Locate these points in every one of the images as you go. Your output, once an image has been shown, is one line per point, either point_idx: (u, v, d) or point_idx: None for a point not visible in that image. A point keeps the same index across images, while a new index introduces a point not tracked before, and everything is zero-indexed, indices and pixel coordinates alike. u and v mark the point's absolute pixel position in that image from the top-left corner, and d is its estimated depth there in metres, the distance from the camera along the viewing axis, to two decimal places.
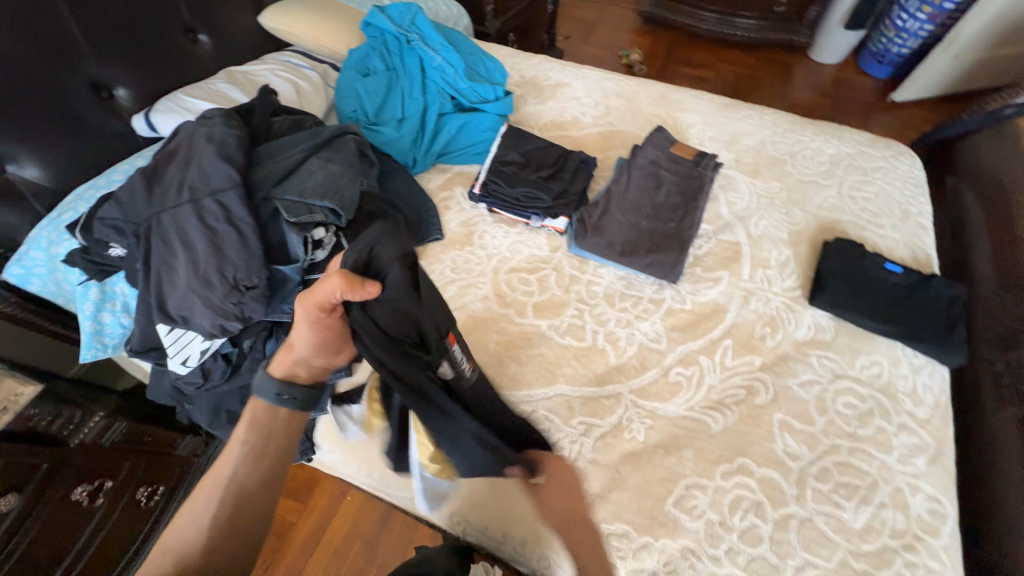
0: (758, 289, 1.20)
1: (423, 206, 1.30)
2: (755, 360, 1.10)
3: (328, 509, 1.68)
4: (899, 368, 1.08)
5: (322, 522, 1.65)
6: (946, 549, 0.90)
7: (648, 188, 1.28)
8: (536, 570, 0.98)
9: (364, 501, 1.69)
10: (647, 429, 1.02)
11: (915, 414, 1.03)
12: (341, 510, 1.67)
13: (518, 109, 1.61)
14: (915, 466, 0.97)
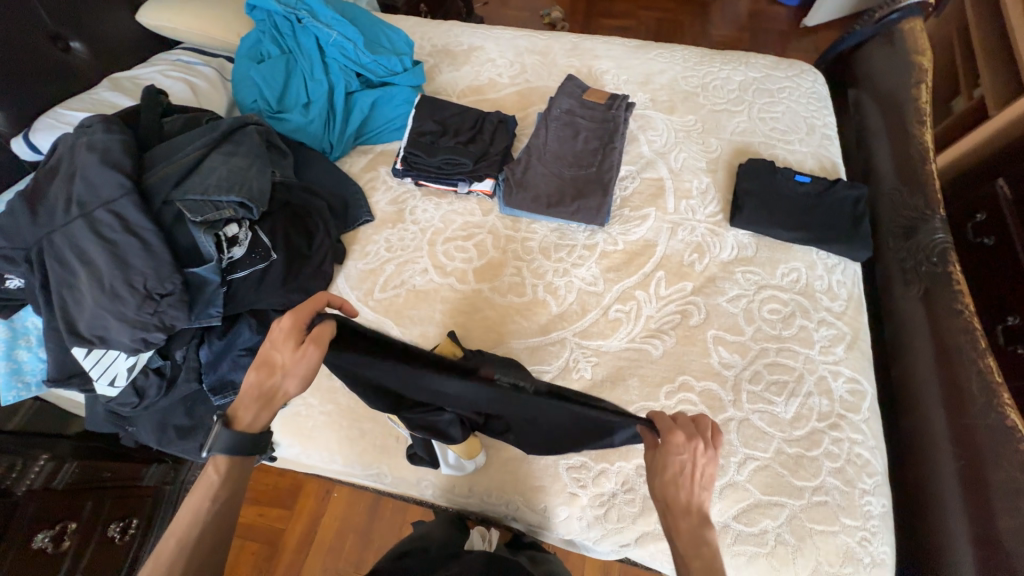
0: (683, 220, 1.25)
1: (348, 189, 1.27)
2: (686, 286, 1.15)
3: (316, 509, 1.68)
4: (815, 271, 1.16)
5: (312, 523, 1.66)
6: (866, 422, 0.99)
7: (565, 137, 1.30)
8: (507, 515, 1.02)
9: (351, 495, 1.70)
10: (594, 366, 1.06)
11: (832, 308, 1.11)
12: (329, 507, 1.68)
13: (432, 78, 1.57)
14: (836, 354, 1.06)
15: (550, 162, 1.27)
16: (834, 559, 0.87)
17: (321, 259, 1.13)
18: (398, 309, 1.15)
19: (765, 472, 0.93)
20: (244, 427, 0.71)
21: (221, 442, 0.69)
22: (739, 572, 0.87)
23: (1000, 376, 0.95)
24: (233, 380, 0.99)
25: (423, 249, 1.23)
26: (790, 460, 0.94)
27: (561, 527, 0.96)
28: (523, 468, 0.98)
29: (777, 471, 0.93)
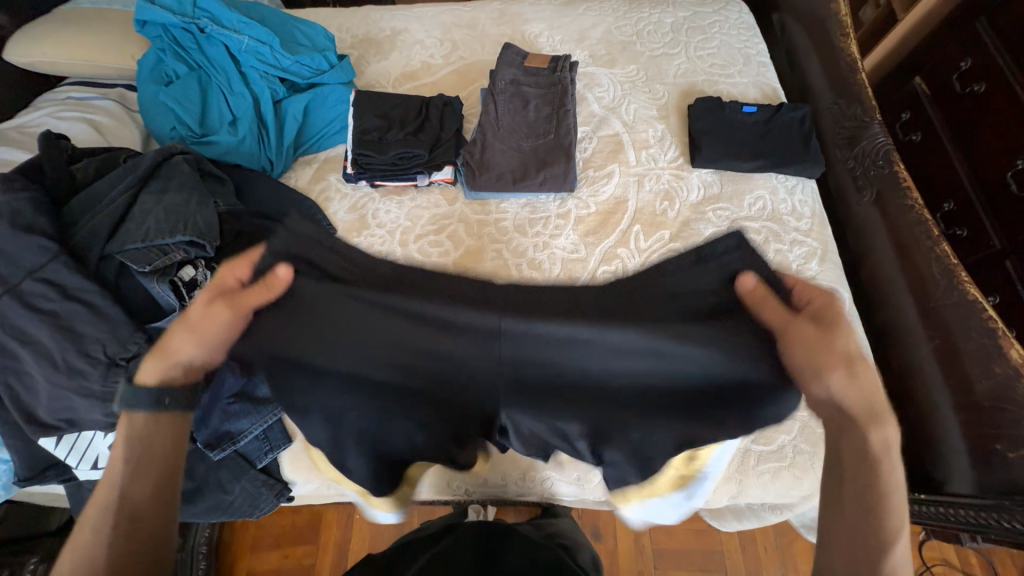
0: (648, 170, 1.26)
1: (301, 205, 1.20)
2: (664, 234, 1.17)
3: (341, 535, 1.64)
4: (778, 196, 1.20)
5: (341, 551, 1.62)
6: (850, 325, 1.06)
7: (516, 109, 1.26)
8: (543, 494, 1.03)
9: (375, 512, 1.68)
10: None
11: (800, 228, 1.17)
12: (355, 530, 1.65)
13: (362, 71, 1.47)
14: (811, 270, 1.11)
15: (506, 136, 1.23)
16: None
17: None
18: None
19: None
20: (143, 380, 0.65)
21: (127, 395, 0.65)
22: (767, 489, 0.94)
23: (957, 258, 1.04)
24: (230, 431, 0.93)
25: (397, 252, 1.18)
26: None
27: (592, 491, 1.00)
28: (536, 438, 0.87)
29: None
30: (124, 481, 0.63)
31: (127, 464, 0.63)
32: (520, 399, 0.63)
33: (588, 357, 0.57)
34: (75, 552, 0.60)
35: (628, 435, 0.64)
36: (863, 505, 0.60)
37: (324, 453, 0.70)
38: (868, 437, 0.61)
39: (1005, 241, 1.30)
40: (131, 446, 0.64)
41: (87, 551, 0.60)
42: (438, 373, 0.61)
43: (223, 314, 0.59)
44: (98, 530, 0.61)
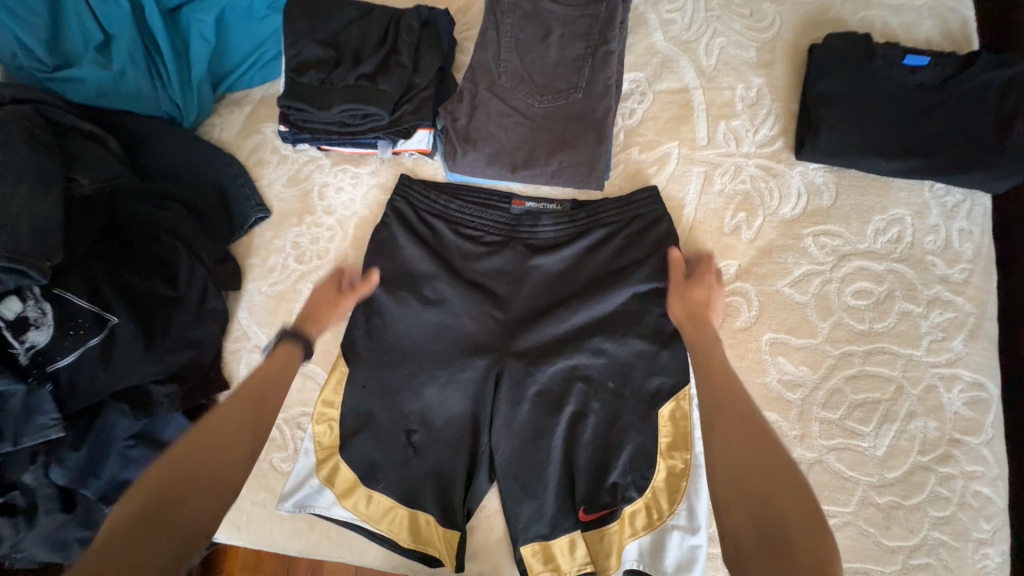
0: (723, 156, 0.82)
1: (223, 176, 0.88)
2: (730, 266, 0.79)
3: None
4: (925, 220, 0.77)
5: None
6: (990, 445, 0.70)
7: (529, 43, 0.79)
8: None
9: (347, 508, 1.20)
10: (600, 408, 0.75)
11: (949, 278, 0.75)
12: None
13: None
14: (951, 350, 0.73)
15: (510, 90, 0.79)
16: None
17: (198, 298, 0.80)
18: (327, 348, 0.85)
19: (844, 532, 0.69)
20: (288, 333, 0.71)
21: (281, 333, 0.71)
22: None
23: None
24: (131, 479, 0.77)
25: (349, 254, 0.88)
26: (879, 515, 0.69)
27: None
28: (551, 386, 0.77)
29: (861, 530, 0.69)
30: (262, 389, 0.63)
31: (259, 382, 0.63)
32: (544, 304, 0.80)
33: (582, 254, 0.81)
34: (225, 407, 0.60)
35: (605, 346, 0.77)
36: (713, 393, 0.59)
37: (376, 388, 0.79)
38: (704, 323, 0.69)
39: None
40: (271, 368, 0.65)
41: (228, 415, 0.59)
42: (486, 286, 0.82)
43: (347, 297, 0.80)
44: (218, 422, 0.58)
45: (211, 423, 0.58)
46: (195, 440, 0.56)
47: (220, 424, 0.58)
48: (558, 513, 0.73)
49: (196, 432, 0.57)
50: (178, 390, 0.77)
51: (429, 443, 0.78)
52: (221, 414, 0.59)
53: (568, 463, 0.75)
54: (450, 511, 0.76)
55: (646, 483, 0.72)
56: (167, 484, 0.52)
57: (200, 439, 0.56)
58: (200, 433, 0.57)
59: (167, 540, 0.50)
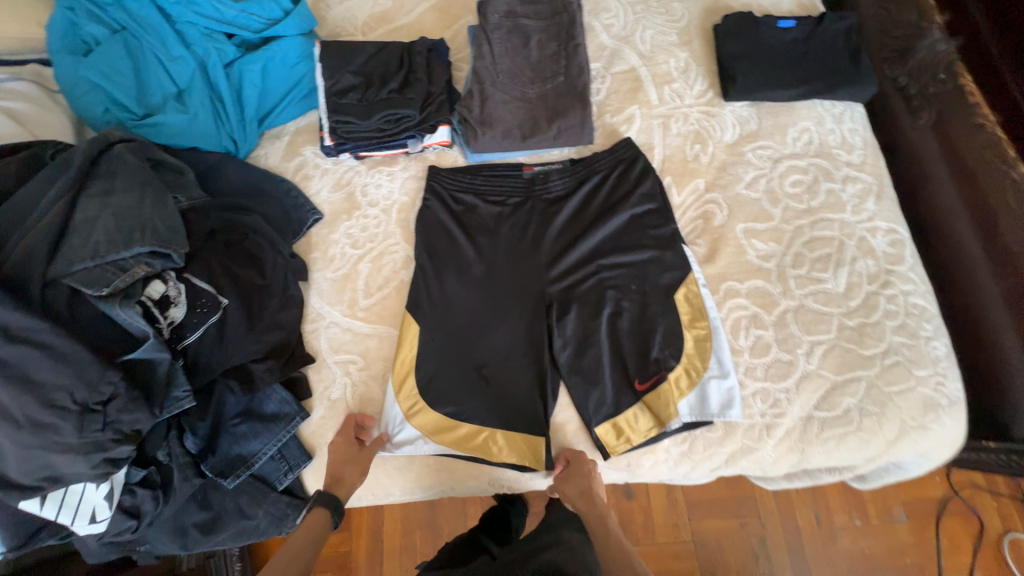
0: (673, 110, 1.09)
1: (281, 190, 1.05)
2: (699, 184, 1.03)
3: (373, 551, 1.36)
4: (824, 126, 1.05)
5: (374, 564, 1.35)
6: (913, 269, 0.95)
7: (516, 49, 1.05)
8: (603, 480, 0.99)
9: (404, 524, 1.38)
10: (630, 305, 0.94)
11: (852, 162, 1.03)
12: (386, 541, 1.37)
13: (322, 17, 1.24)
14: (868, 210, 0.99)
15: (508, 84, 1.04)
16: (916, 412, 0.87)
17: (281, 284, 0.94)
18: (394, 310, 0.99)
19: (834, 353, 0.89)
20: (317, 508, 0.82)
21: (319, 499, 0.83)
22: (831, 455, 0.87)
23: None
24: (243, 453, 0.86)
25: (397, 234, 1.05)
26: (854, 333, 0.90)
27: (645, 473, 0.92)
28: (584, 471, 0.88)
29: (845, 348, 0.89)
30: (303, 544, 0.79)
31: (309, 535, 0.80)
32: (567, 239, 1.00)
33: (588, 195, 1.03)
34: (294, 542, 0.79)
35: (624, 257, 0.97)
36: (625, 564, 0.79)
37: (447, 329, 0.95)
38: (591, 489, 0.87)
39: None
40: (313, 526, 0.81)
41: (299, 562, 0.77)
42: (518, 235, 1.02)
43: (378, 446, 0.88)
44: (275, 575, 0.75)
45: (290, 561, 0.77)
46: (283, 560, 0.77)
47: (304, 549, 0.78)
48: (619, 390, 0.90)
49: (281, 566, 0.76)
50: (276, 363, 0.89)
51: (500, 370, 0.92)
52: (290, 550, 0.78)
53: (616, 352, 0.92)
54: (533, 417, 0.90)
55: (681, 351, 0.90)
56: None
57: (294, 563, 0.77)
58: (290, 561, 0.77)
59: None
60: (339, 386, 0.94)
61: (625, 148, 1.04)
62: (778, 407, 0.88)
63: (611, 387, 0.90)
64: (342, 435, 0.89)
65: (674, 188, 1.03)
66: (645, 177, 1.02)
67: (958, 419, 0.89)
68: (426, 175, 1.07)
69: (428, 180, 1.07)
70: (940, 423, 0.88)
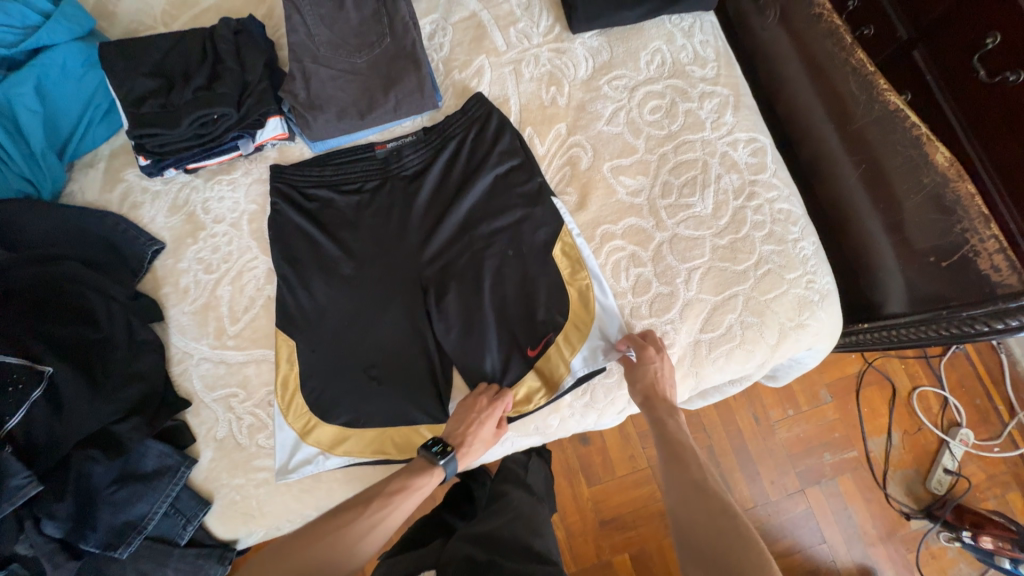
0: (522, 53, 1.02)
1: (105, 225, 0.92)
2: (561, 129, 0.98)
3: None
4: (676, 43, 1.01)
5: None
6: (776, 174, 0.96)
7: (331, 15, 0.93)
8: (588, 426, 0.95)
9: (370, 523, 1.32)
10: (510, 271, 0.91)
11: (707, 76, 1.00)
12: None
13: (109, 12, 1.05)
14: (727, 123, 0.97)
15: (332, 57, 0.93)
16: (792, 313, 0.91)
17: (126, 333, 0.85)
18: (267, 331, 0.91)
19: (710, 274, 0.90)
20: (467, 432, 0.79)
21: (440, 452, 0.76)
22: (723, 371, 0.90)
23: (872, 66, 0.91)
24: (129, 520, 0.80)
25: (253, 246, 0.95)
26: (727, 251, 0.91)
27: (557, 431, 0.93)
28: (649, 376, 0.81)
29: (720, 268, 0.90)
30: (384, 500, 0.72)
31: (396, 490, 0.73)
32: (435, 216, 0.94)
33: (448, 164, 0.96)
34: (386, 485, 0.74)
35: (495, 223, 0.92)
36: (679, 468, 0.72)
37: (326, 339, 0.89)
38: (656, 407, 0.79)
39: (910, 26, 0.99)
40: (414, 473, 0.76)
41: (426, 481, 0.75)
42: (383, 222, 0.94)
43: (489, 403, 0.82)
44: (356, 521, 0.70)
45: (400, 487, 0.74)
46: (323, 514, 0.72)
47: (349, 510, 0.71)
48: (517, 360, 0.88)
49: (392, 483, 0.74)
50: (141, 420, 0.82)
51: (390, 368, 0.88)
52: (399, 488, 0.74)
53: (504, 322, 0.89)
54: (431, 408, 0.87)
55: (566, 306, 0.89)
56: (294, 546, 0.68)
57: (356, 511, 0.71)
58: (346, 512, 0.71)
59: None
60: (223, 424, 0.87)
61: (477, 105, 0.97)
62: (667, 339, 0.89)
63: (505, 358, 0.88)
64: (494, 406, 0.81)
65: (536, 139, 0.98)
66: (504, 132, 0.96)
67: (832, 310, 0.93)
68: (270, 174, 0.96)
69: (274, 180, 0.96)
70: (816, 318, 0.92)
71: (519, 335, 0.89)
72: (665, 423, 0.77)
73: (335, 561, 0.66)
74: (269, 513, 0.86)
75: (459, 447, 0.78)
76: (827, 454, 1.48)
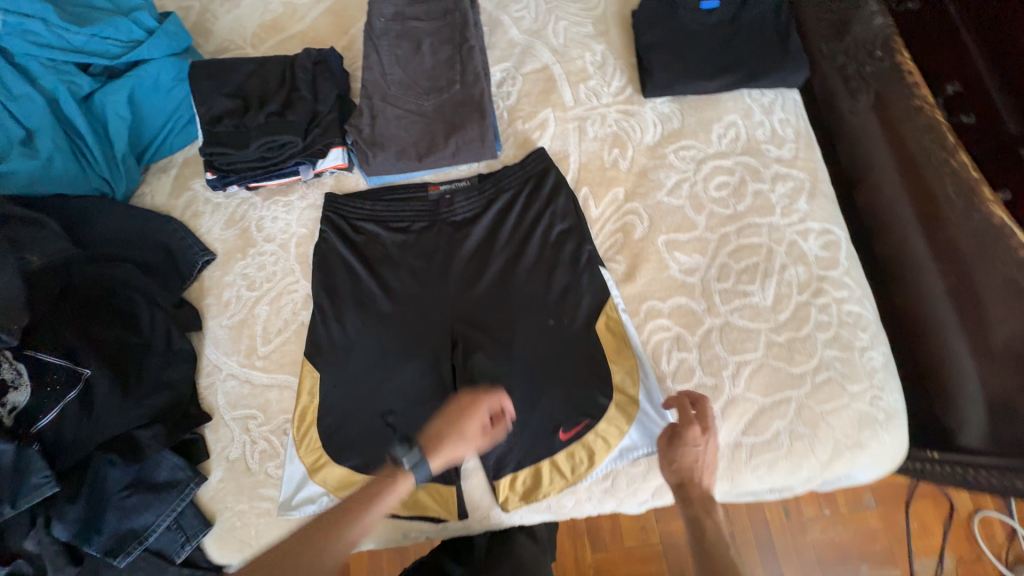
0: (589, 111, 0.99)
1: (166, 231, 0.96)
2: (618, 194, 0.94)
3: None
4: (753, 118, 0.96)
5: None
6: (849, 273, 0.87)
7: (406, 57, 0.95)
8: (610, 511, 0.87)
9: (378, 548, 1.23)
10: (545, 336, 0.86)
11: (783, 157, 0.94)
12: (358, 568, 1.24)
13: (207, 31, 1.13)
14: (800, 210, 0.90)
15: (401, 96, 0.94)
16: (851, 430, 0.81)
17: (165, 341, 0.87)
18: (295, 357, 0.91)
19: (762, 373, 0.82)
20: (444, 438, 0.74)
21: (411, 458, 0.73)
22: (763, 482, 0.81)
23: (978, 172, 0.82)
24: (134, 528, 0.80)
25: (296, 269, 0.96)
26: (783, 350, 0.83)
27: (571, 512, 0.86)
28: (686, 460, 0.74)
29: (773, 367, 0.83)
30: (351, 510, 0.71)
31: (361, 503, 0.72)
32: (477, 266, 0.92)
33: (497, 215, 0.94)
34: (355, 496, 0.73)
35: (537, 283, 0.89)
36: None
37: (350, 375, 0.88)
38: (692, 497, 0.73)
39: None
40: (379, 483, 0.73)
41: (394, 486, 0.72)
42: (424, 265, 0.93)
43: (480, 418, 0.76)
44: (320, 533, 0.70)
45: (364, 497, 0.72)
46: (282, 550, 0.70)
47: (307, 543, 0.69)
48: (540, 433, 0.83)
49: (358, 493, 0.73)
50: (162, 429, 0.83)
51: (408, 417, 0.85)
52: (364, 498, 0.72)
53: (532, 389, 0.84)
54: (443, 468, 0.83)
55: (600, 386, 0.84)
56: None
57: (324, 523, 0.71)
58: (316, 523, 0.72)
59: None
60: (237, 445, 0.87)
61: (536, 159, 0.95)
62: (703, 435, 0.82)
63: (527, 429, 0.83)
64: (477, 411, 0.76)
65: (592, 200, 0.94)
66: (560, 190, 0.93)
67: (897, 433, 0.83)
68: (324, 202, 0.96)
69: (327, 209, 0.97)
70: (877, 440, 0.81)
71: (547, 407, 0.84)
72: (701, 521, 0.71)
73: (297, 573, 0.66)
74: (264, 545, 0.84)
75: (430, 448, 0.75)
76: (865, 568, 1.31)
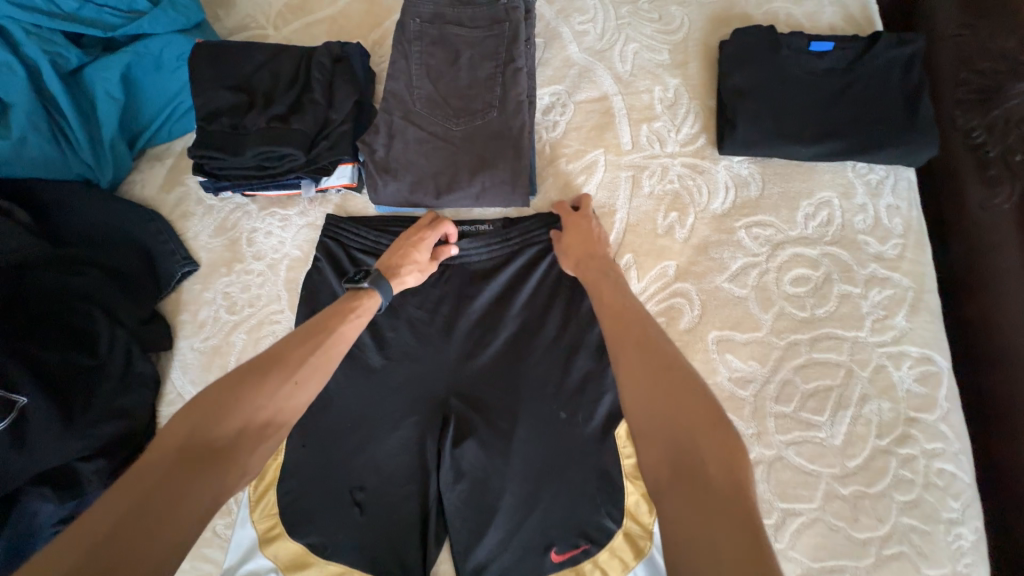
0: (649, 159, 0.82)
1: (148, 231, 0.85)
2: (669, 268, 0.77)
3: None
4: (851, 199, 0.77)
5: None
6: (947, 419, 0.68)
7: (438, 70, 0.80)
8: None
9: None
10: (551, 432, 0.72)
11: (883, 255, 0.75)
12: None
13: (227, 4, 0.99)
14: (896, 327, 0.72)
15: (425, 116, 0.79)
16: None
17: (123, 363, 0.77)
18: None
19: (814, 531, 0.66)
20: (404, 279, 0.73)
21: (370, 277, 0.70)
22: None
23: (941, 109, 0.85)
24: None
25: (282, 296, 0.84)
26: (846, 507, 0.66)
27: None
28: (580, 236, 0.75)
29: (830, 525, 0.66)
30: (302, 348, 0.60)
31: (302, 338, 0.62)
32: (484, 331, 0.77)
33: (518, 273, 0.79)
34: (299, 336, 0.62)
35: (552, 365, 0.74)
36: (645, 362, 0.53)
37: (319, 437, 0.75)
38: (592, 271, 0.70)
39: None
40: (322, 322, 0.64)
41: (358, 318, 0.66)
42: (423, 318, 0.78)
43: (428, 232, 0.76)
44: (253, 374, 0.56)
45: (315, 329, 0.63)
46: (202, 409, 0.52)
47: (246, 377, 0.56)
48: (527, 548, 0.70)
49: (305, 328, 0.63)
50: (107, 464, 0.73)
51: (378, 501, 0.72)
52: (312, 326, 0.63)
53: (526, 494, 0.70)
54: (410, 566, 0.71)
55: (607, 507, 0.70)
56: (190, 464, 0.49)
57: (268, 364, 0.58)
58: (258, 364, 0.57)
59: (212, 493, 0.49)
60: None
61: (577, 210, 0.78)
62: None
63: (512, 541, 0.70)
64: (428, 231, 0.76)
65: (635, 270, 0.78)
66: None
67: None
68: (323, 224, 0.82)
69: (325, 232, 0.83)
70: None
71: (539, 519, 0.70)
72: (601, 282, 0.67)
73: (246, 424, 0.53)
74: None
75: (388, 273, 0.72)
76: None
